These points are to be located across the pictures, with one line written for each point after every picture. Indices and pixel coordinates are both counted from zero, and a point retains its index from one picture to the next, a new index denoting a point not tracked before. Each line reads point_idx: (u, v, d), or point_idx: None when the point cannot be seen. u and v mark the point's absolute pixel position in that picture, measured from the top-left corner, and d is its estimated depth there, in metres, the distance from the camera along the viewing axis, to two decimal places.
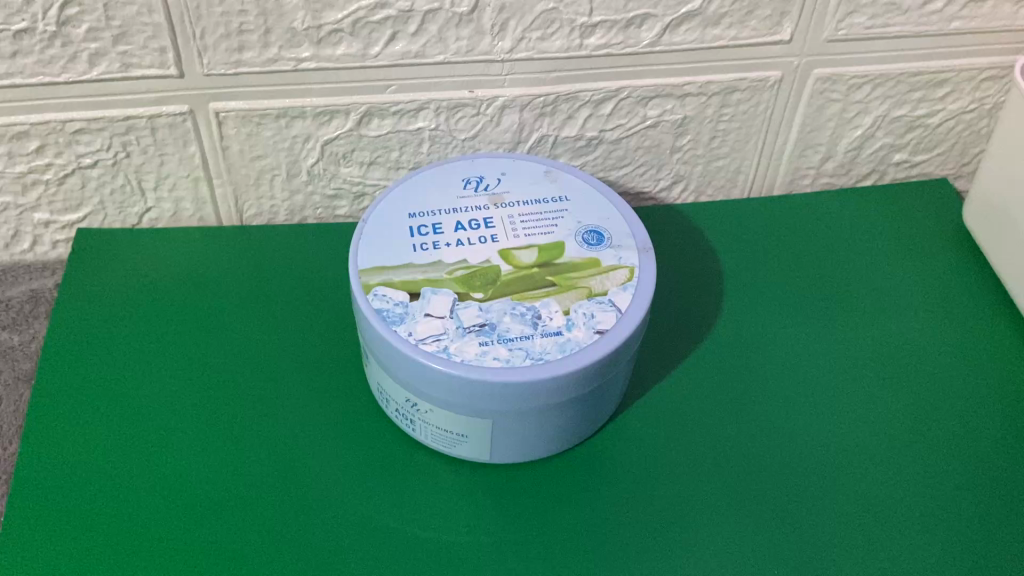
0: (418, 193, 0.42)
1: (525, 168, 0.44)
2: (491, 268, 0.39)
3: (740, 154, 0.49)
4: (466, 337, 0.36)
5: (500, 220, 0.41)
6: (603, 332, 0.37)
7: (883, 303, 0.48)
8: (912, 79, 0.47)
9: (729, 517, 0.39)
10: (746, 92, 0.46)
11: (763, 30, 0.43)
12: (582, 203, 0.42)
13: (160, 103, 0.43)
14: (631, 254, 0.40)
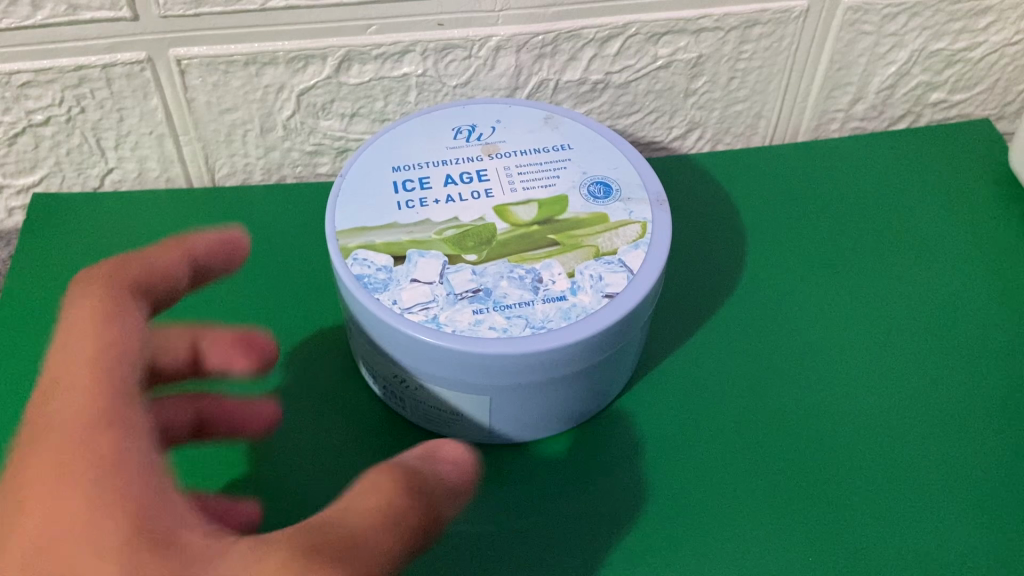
0: (403, 144, 0.38)
1: (522, 115, 0.40)
2: (485, 226, 0.35)
3: (761, 97, 0.45)
4: (458, 305, 0.32)
5: (495, 172, 0.37)
6: (613, 296, 0.33)
7: (921, 257, 0.43)
8: (952, 7, 0.42)
9: (752, 499, 0.35)
10: (769, 24, 0.41)
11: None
12: (586, 152, 0.38)
13: (114, 51, 0.38)
14: (643, 208, 0.36)
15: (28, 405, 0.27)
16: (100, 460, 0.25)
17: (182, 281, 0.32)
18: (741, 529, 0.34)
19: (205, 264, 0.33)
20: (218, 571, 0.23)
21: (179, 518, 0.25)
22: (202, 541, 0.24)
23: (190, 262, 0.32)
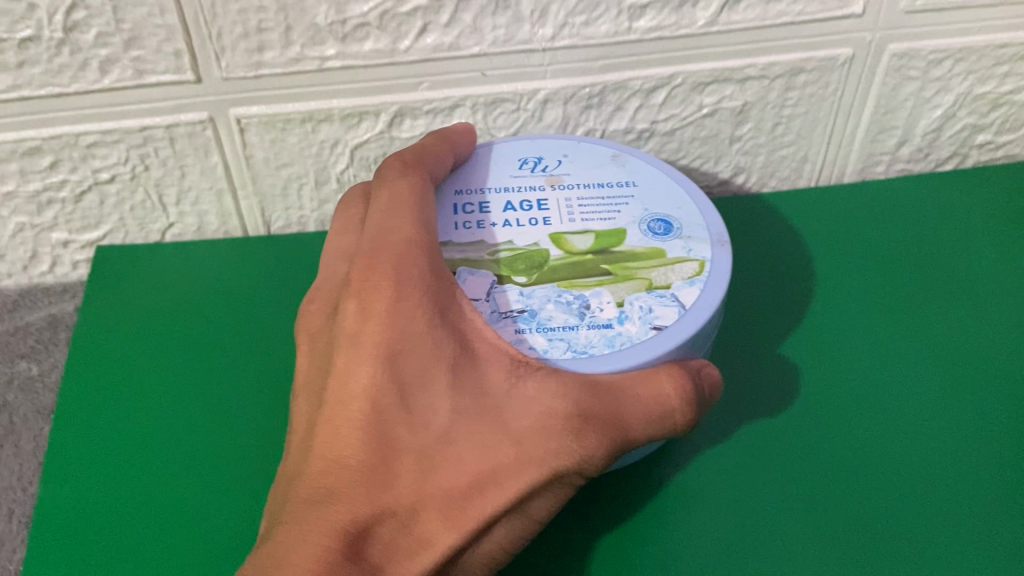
0: (470, 174, 0.39)
1: (590, 151, 0.40)
2: (538, 251, 0.35)
3: (806, 141, 0.45)
4: (501, 322, 0.32)
5: (556, 203, 0.37)
6: (661, 328, 0.32)
7: (972, 293, 0.42)
8: (997, 52, 0.43)
9: (832, 463, 0.35)
10: (814, 72, 0.42)
11: (833, 4, 0.39)
12: (650, 191, 0.38)
13: (177, 111, 0.40)
14: (703, 247, 0.35)
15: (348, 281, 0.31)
16: (400, 284, 0.29)
17: (444, 167, 0.37)
18: (820, 494, 0.34)
19: (458, 160, 0.39)
20: (521, 407, 0.28)
21: (520, 372, 0.29)
22: (552, 388, 0.28)
23: (451, 153, 0.38)
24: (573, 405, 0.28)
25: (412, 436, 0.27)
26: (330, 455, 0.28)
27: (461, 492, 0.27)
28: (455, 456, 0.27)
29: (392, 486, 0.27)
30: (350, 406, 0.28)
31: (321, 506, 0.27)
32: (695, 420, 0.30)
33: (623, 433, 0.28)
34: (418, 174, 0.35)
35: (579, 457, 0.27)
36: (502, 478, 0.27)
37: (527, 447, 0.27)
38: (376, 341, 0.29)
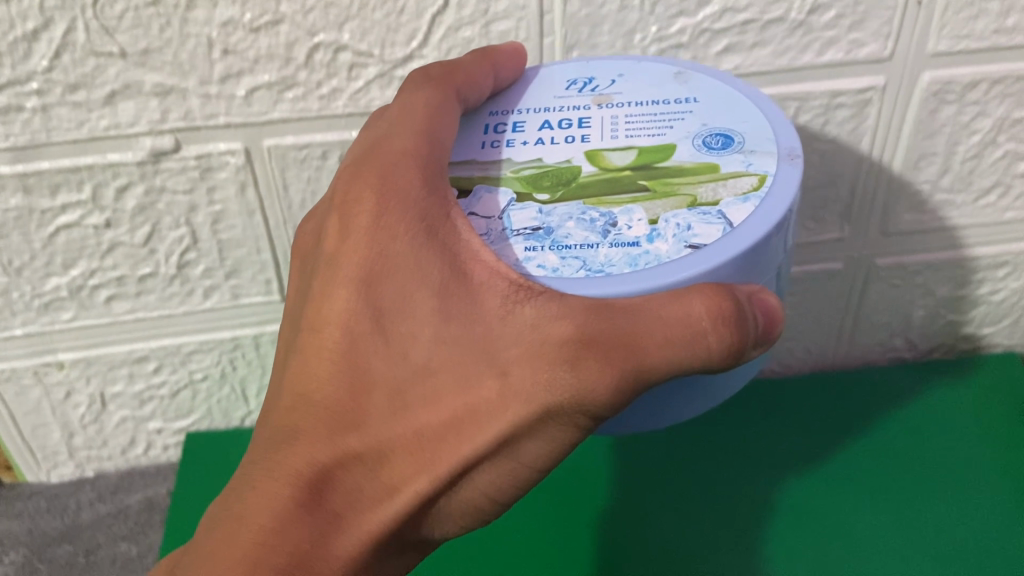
0: (514, 95, 0.35)
1: (650, 67, 0.35)
2: (570, 168, 0.31)
3: (805, 336, 0.52)
4: (510, 241, 0.29)
5: (600, 120, 0.33)
6: (697, 247, 0.27)
7: (950, 488, 0.46)
8: (970, 262, 0.49)
9: (803, 545, 0.44)
10: (807, 282, 0.49)
11: (815, 230, 0.47)
12: (714, 105, 0.32)
13: (263, 324, 0.47)
14: (767, 161, 0.30)
15: (335, 209, 0.31)
16: (379, 217, 0.30)
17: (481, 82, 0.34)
18: None
19: (502, 83, 0.35)
20: (513, 329, 0.27)
21: (517, 298, 0.27)
22: (552, 310, 0.26)
23: (493, 76, 0.34)
24: (575, 329, 0.26)
25: (386, 368, 0.28)
26: (312, 386, 0.30)
27: (432, 432, 0.28)
28: (429, 391, 0.28)
29: (364, 423, 0.29)
30: (327, 336, 0.30)
31: (299, 437, 0.29)
32: (742, 343, 0.25)
33: (635, 358, 0.25)
34: (439, 88, 0.33)
35: (570, 389, 0.26)
36: (477, 416, 0.27)
37: (507, 382, 0.27)
38: (355, 265, 0.30)
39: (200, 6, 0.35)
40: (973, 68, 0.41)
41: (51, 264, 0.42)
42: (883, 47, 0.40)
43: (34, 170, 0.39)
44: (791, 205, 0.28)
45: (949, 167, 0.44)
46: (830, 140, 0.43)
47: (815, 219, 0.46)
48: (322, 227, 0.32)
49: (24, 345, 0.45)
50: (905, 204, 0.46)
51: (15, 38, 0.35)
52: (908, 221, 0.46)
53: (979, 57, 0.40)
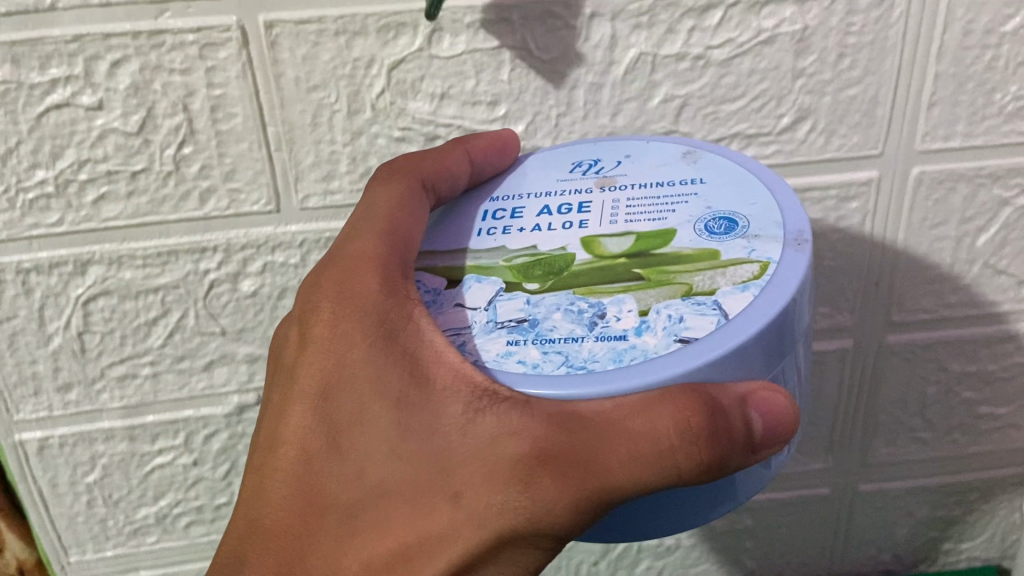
0: (517, 180, 0.38)
1: (658, 151, 0.37)
2: (564, 256, 0.32)
3: (801, 549, 0.58)
4: (493, 333, 0.30)
5: (600, 204, 0.34)
6: (686, 341, 0.27)
7: None
8: (941, 488, 0.56)
9: None
10: (801, 504, 0.56)
11: (804, 461, 0.54)
12: (719, 188, 0.34)
13: None
14: (771, 247, 0.30)
15: (300, 318, 0.34)
16: (335, 333, 0.32)
17: (457, 166, 0.37)
18: None
19: (481, 170, 0.37)
20: (465, 444, 0.27)
21: (478, 406, 0.27)
22: (509, 424, 0.27)
23: (468, 162, 0.37)
24: (530, 444, 0.26)
25: (341, 490, 0.31)
26: (276, 506, 0.33)
27: (383, 559, 0.30)
28: (380, 515, 0.29)
29: (319, 547, 0.31)
30: (289, 454, 0.33)
31: (261, 560, 0.33)
32: (717, 454, 0.26)
33: (593, 476, 0.26)
34: (404, 181, 0.36)
35: (523, 511, 0.26)
36: (426, 542, 0.28)
37: (458, 506, 0.27)
38: (316, 382, 0.32)
39: (290, 295, 0.44)
40: (928, 333, 0.49)
41: (145, 496, 0.49)
42: (849, 317, 0.48)
43: (139, 422, 0.46)
44: (791, 296, 0.28)
45: (916, 410, 0.52)
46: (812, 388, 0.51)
47: (805, 455, 0.54)
48: (287, 335, 0.35)
49: (111, 565, 0.52)
50: (878, 442, 0.53)
51: (140, 321, 0.44)
52: (884, 455, 0.54)
53: (933, 324, 0.49)
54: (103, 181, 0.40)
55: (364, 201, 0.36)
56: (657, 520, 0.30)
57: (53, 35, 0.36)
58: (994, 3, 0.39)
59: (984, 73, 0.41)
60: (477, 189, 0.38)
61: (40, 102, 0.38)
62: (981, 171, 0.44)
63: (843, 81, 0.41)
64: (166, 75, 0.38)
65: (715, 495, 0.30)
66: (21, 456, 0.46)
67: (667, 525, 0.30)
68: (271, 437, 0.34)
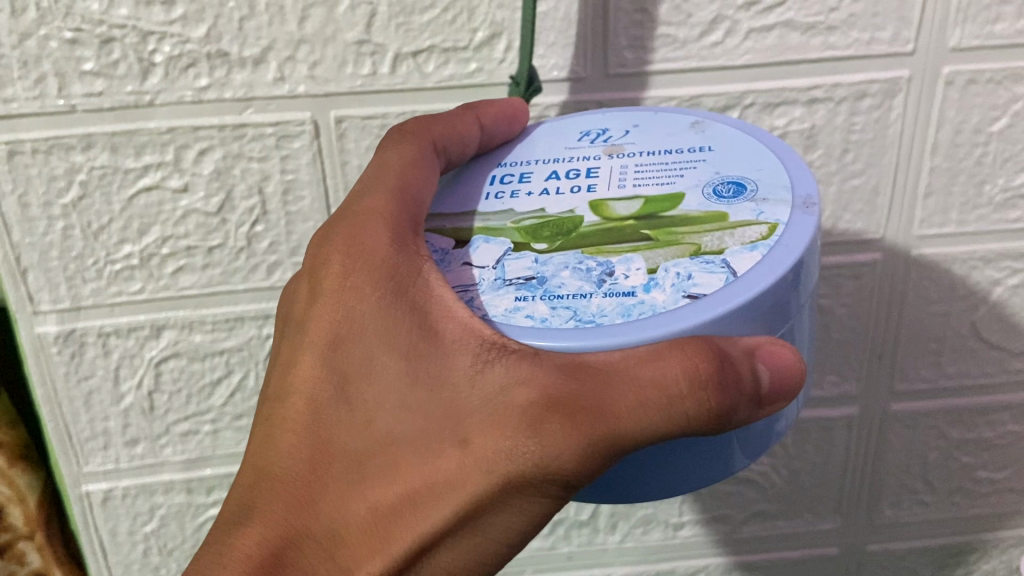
0: (528, 146, 0.39)
1: (666, 120, 0.38)
2: (572, 217, 0.34)
3: None
4: (502, 290, 0.31)
5: (609, 170, 0.36)
6: (693, 297, 0.29)
7: None
8: (943, 547, 0.59)
9: None
10: (811, 562, 0.59)
11: (812, 521, 0.57)
12: (728, 154, 0.35)
13: None
14: (780, 210, 0.31)
15: (306, 269, 0.35)
16: (347, 284, 0.33)
17: (467, 129, 0.37)
18: None
19: (492, 137, 0.38)
20: (477, 392, 0.29)
21: (490, 356, 0.29)
22: (519, 373, 0.28)
23: (479, 129, 0.37)
24: (540, 391, 0.28)
25: (351, 441, 0.31)
26: (277, 457, 0.33)
27: (390, 507, 0.30)
28: (389, 461, 0.30)
29: (323, 495, 0.32)
30: (295, 404, 0.33)
31: (259, 508, 0.33)
32: (726, 403, 0.27)
33: (601, 421, 0.27)
34: (415, 142, 0.36)
35: (533, 454, 0.28)
36: (435, 486, 0.29)
37: (468, 451, 0.29)
38: (326, 335, 0.33)
39: None
40: (929, 401, 0.53)
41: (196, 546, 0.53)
42: (855, 385, 0.52)
43: (198, 475, 0.50)
44: (798, 257, 0.29)
45: (919, 473, 0.55)
46: (822, 452, 0.54)
47: (815, 515, 0.57)
48: (295, 289, 0.35)
49: None
50: (884, 506, 0.57)
51: (204, 381, 0.48)
52: (890, 516, 0.57)
53: (933, 393, 0.52)
54: (182, 255, 0.44)
55: (376, 158, 0.37)
56: (657, 477, 0.31)
57: (149, 128, 0.41)
58: (981, 106, 0.44)
59: (974, 167, 0.45)
60: (489, 153, 0.39)
61: (133, 185, 0.42)
62: (973, 254, 0.48)
63: (847, 172, 0.45)
64: (245, 162, 0.42)
65: (712, 453, 0.31)
66: (86, 506, 0.50)
67: (665, 482, 0.31)
68: (274, 390, 0.34)
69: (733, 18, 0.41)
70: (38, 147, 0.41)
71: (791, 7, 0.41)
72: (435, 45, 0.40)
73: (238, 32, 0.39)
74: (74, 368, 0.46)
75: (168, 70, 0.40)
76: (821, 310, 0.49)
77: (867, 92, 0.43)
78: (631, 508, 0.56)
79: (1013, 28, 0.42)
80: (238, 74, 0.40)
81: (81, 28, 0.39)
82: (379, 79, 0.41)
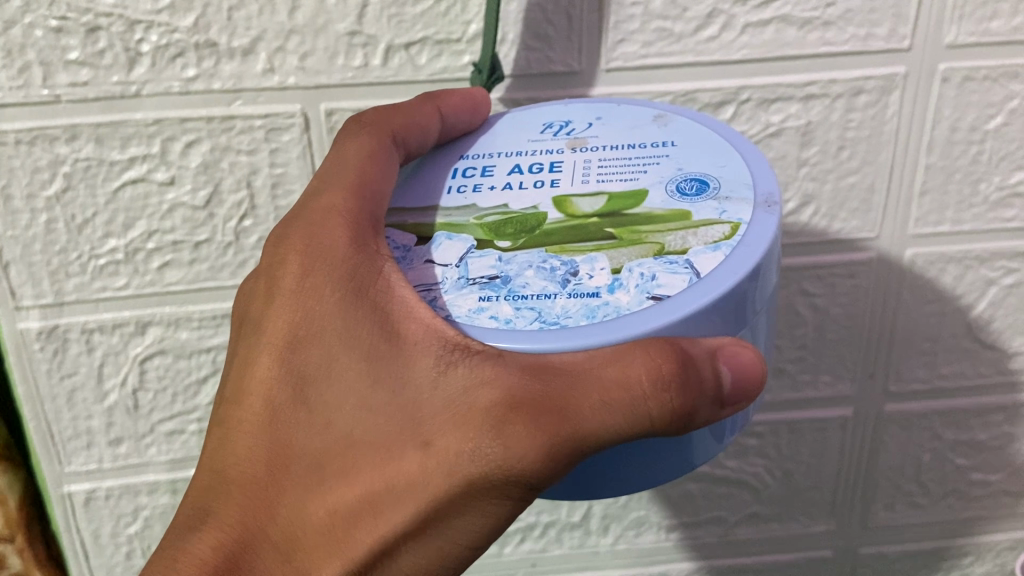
0: (488, 138, 0.38)
1: (630, 113, 0.37)
2: (536, 214, 0.33)
3: None
4: (464, 290, 0.31)
5: (572, 164, 0.35)
6: (658, 298, 0.28)
7: None
8: (937, 551, 0.58)
9: None
10: (804, 566, 0.59)
11: (805, 525, 0.57)
12: (690, 149, 0.34)
13: None
14: (742, 209, 0.31)
15: (263, 267, 0.34)
16: (305, 283, 0.32)
17: (427, 119, 0.36)
18: None
19: (453, 127, 0.37)
20: (440, 394, 0.28)
21: (452, 358, 0.28)
22: (483, 374, 0.27)
23: (440, 118, 0.36)
24: (502, 393, 0.27)
25: (309, 445, 0.31)
26: (234, 459, 0.32)
27: (350, 511, 0.30)
28: (348, 463, 0.30)
29: (281, 497, 0.31)
30: (252, 406, 0.32)
31: (216, 512, 0.32)
32: (690, 402, 0.27)
33: (565, 424, 0.26)
34: (375, 135, 0.35)
35: (495, 457, 0.27)
36: (395, 490, 0.29)
37: (430, 454, 0.28)
38: (283, 336, 0.32)
39: None
40: (923, 403, 0.52)
41: None
42: (850, 386, 0.51)
43: (184, 476, 0.49)
44: (761, 257, 0.29)
45: (913, 475, 0.55)
46: (815, 454, 0.54)
47: (807, 518, 0.56)
48: (252, 288, 0.35)
49: None
50: (878, 509, 0.56)
51: (190, 379, 0.47)
52: (884, 518, 0.57)
53: (927, 395, 0.52)
54: (168, 250, 0.43)
55: (336, 153, 0.36)
56: (622, 476, 0.31)
57: (135, 119, 0.40)
58: (977, 104, 0.43)
59: (970, 165, 0.45)
60: (449, 144, 0.38)
61: (118, 178, 0.41)
62: (969, 253, 0.48)
63: (842, 169, 0.45)
64: (233, 155, 0.42)
65: (675, 448, 0.31)
66: (69, 508, 0.49)
67: (629, 480, 0.31)
68: (231, 392, 0.33)
69: (729, 13, 0.41)
70: (22, 138, 0.40)
71: (788, 2, 0.41)
72: (428, 37, 0.40)
73: (227, 22, 0.39)
74: (57, 365, 0.45)
75: (156, 60, 0.39)
76: (816, 309, 0.49)
77: (863, 88, 0.43)
78: (624, 510, 0.55)
79: (1009, 25, 0.42)
80: (227, 65, 0.39)
81: (67, 17, 0.38)
82: (370, 71, 0.40)
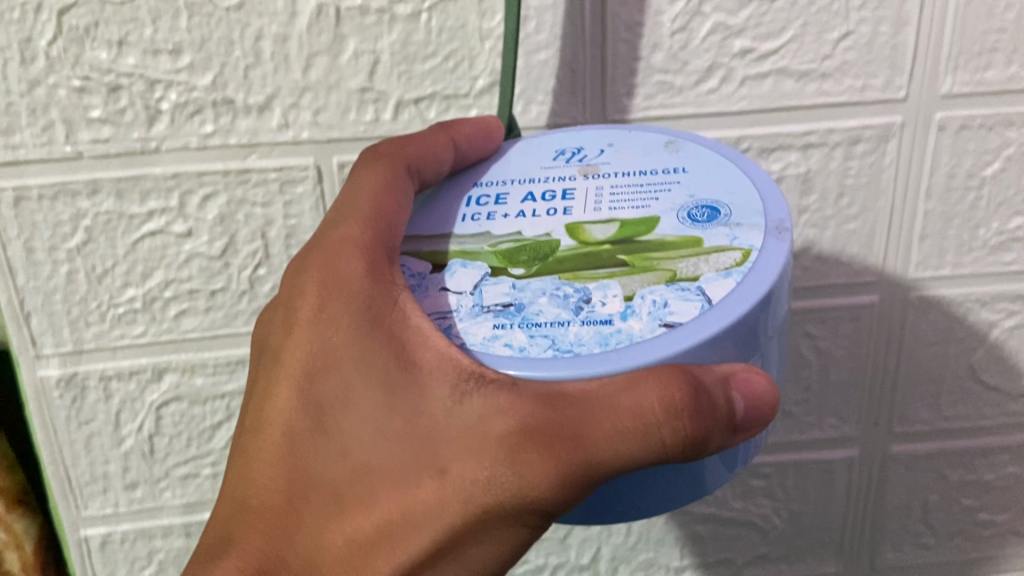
0: (502, 165, 0.38)
1: (640, 139, 0.38)
2: (549, 240, 0.33)
3: None
4: (479, 317, 0.31)
5: (584, 191, 0.35)
6: (670, 325, 0.29)
7: None
8: None
9: None
10: None
11: (814, 565, 0.57)
12: (701, 176, 0.35)
13: None
14: (753, 235, 0.32)
15: (282, 298, 0.35)
16: (322, 314, 0.33)
17: (442, 149, 0.37)
18: None
19: (466, 156, 0.38)
20: (456, 422, 0.29)
21: (467, 387, 0.29)
22: (497, 404, 0.28)
23: (453, 148, 0.37)
24: (517, 423, 0.28)
25: (329, 472, 0.32)
26: (257, 486, 0.33)
27: (370, 536, 0.31)
28: (367, 491, 0.30)
29: (303, 523, 0.32)
30: (273, 435, 0.33)
31: (239, 539, 0.33)
32: (702, 429, 0.27)
33: (578, 452, 0.27)
34: (390, 166, 0.36)
35: (510, 484, 0.28)
36: (413, 516, 0.30)
37: (447, 482, 0.29)
38: (302, 366, 0.33)
39: None
40: (928, 444, 0.53)
41: None
42: (855, 428, 0.52)
43: (197, 520, 0.50)
44: (772, 284, 0.30)
45: (920, 516, 0.55)
46: (822, 495, 0.54)
47: (815, 558, 0.57)
48: (270, 317, 0.36)
49: None
50: (886, 549, 0.56)
51: (204, 425, 0.48)
52: (892, 558, 0.57)
53: (932, 436, 0.53)
54: (184, 299, 0.45)
55: (353, 184, 0.36)
56: (633, 501, 0.32)
57: (154, 174, 0.41)
58: (973, 152, 0.44)
59: (968, 211, 0.46)
60: (463, 173, 0.38)
61: (137, 230, 0.43)
62: (970, 296, 0.48)
63: (842, 216, 0.46)
64: (248, 208, 0.43)
65: (685, 475, 0.31)
66: (84, 552, 0.50)
67: (641, 504, 0.32)
68: (251, 419, 0.34)
69: (728, 66, 0.42)
70: (44, 193, 0.41)
71: (785, 55, 0.42)
72: (437, 92, 0.41)
73: (243, 80, 0.40)
74: (75, 412, 0.46)
75: (174, 117, 0.40)
76: (819, 353, 0.50)
77: (861, 137, 0.44)
78: (632, 552, 0.55)
79: (1004, 74, 0.43)
80: (242, 121, 0.41)
81: (89, 77, 0.39)
82: (381, 125, 0.42)
